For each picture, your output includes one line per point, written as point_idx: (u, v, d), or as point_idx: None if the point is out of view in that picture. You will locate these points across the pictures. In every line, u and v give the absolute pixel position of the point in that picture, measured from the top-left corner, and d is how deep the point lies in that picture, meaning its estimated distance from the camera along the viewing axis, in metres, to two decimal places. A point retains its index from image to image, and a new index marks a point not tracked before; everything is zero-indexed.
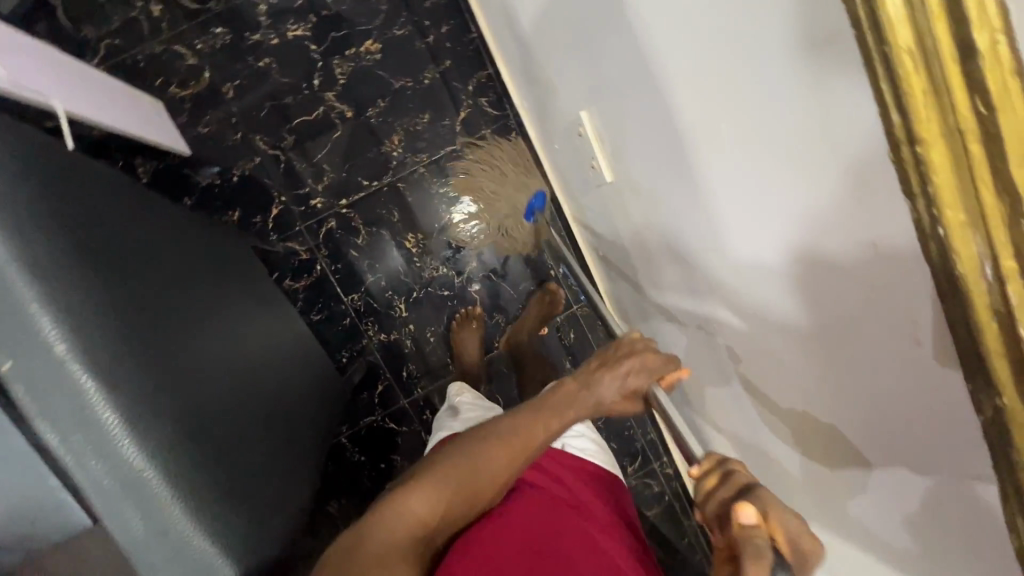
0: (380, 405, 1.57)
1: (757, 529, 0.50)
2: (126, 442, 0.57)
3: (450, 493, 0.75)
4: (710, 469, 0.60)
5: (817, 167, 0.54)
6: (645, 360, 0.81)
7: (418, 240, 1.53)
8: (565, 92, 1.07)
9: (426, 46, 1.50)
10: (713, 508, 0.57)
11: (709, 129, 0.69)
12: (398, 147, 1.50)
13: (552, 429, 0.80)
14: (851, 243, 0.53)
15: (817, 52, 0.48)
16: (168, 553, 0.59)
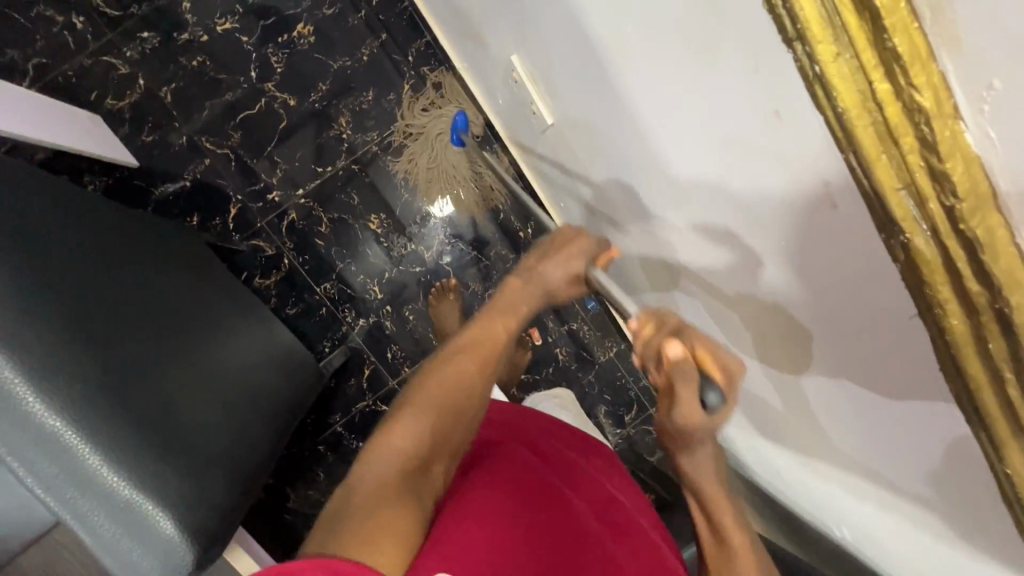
0: (370, 390, 1.57)
1: (684, 359, 0.60)
2: (48, 417, 0.59)
3: (435, 415, 0.71)
4: (647, 322, 0.66)
5: (712, 46, 0.52)
6: (581, 245, 0.83)
7: (382, 221, 1.52)
8: (494, 40, 1.05)
9: (360, 22, 1.48)
10: (651, 352, 0.64)
11: (616, 36, 0.66)
12: (348, 129, 1.49)
13: (512, 326, 0.81)
14: (756, 119, 0.51)
15: None
16: (110, 518, 0.60)
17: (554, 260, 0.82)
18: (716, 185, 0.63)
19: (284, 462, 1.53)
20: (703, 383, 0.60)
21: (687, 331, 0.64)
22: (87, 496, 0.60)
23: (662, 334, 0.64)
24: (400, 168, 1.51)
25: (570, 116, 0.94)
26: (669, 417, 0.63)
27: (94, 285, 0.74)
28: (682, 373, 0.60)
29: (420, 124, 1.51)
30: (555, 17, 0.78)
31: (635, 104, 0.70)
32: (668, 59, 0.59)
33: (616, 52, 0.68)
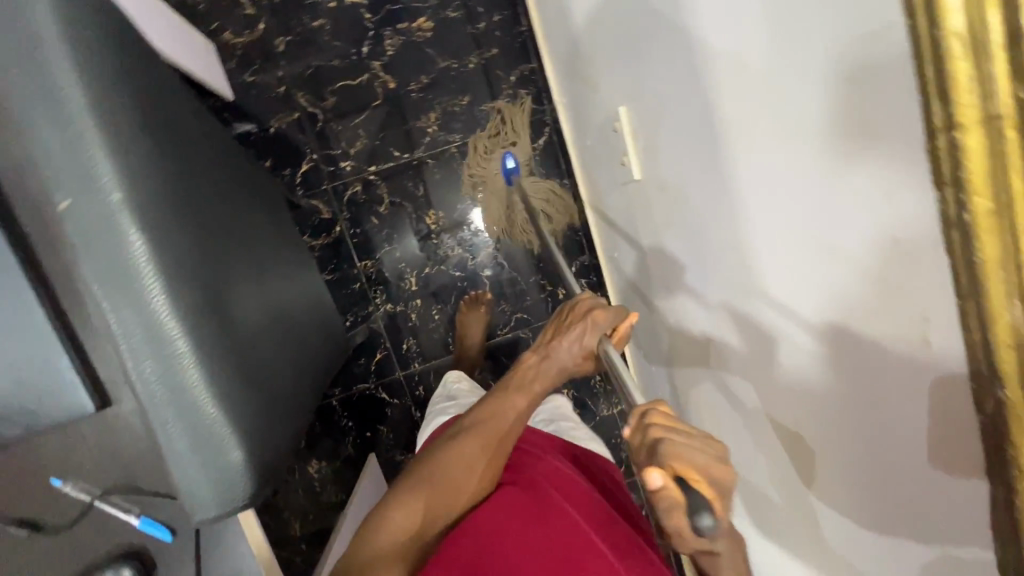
0: (375, 373, 1.58)
1: (667, 490, 0.49)
2: (175, 333, 0.63)
3: (439, 497, 0.76)
4: (629, 430, 0.57)
5: (845, 160, 0.54)
6: (596, 318, 0.81)
7: (437, 219, 1.55)
8: (606, 89, 1.09)
9: (475, 33, 1.52)
10: (634, 466, 0.55)
11: (742, 125, 0.69)
12: (434, 125, 1.53)
13: (518, 407, 0.82)
14: (870, 237, 0.53)
15: (861, 38, 0.48)
16: (194, 436, 0.65)
17: (566, 339, 0.81)
18: (800, 286, 0.65)
19: None
20: (694, 506, 0.48)
21: (663, 446, 0.52)
22: (175, 407, 0.64)
23: (644, 451, 0.55)
24: (470, 176, 1.55)
25: (662, 177, 0.97)
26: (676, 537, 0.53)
27: (204, 197, 0.77)
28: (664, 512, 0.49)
29: (501, 140, 1.55)
30: (683, 88, 0.81)
31: (740, 188, 0.73)
32: (790, 160, 0.62)
33: (736, 138, 0.71)
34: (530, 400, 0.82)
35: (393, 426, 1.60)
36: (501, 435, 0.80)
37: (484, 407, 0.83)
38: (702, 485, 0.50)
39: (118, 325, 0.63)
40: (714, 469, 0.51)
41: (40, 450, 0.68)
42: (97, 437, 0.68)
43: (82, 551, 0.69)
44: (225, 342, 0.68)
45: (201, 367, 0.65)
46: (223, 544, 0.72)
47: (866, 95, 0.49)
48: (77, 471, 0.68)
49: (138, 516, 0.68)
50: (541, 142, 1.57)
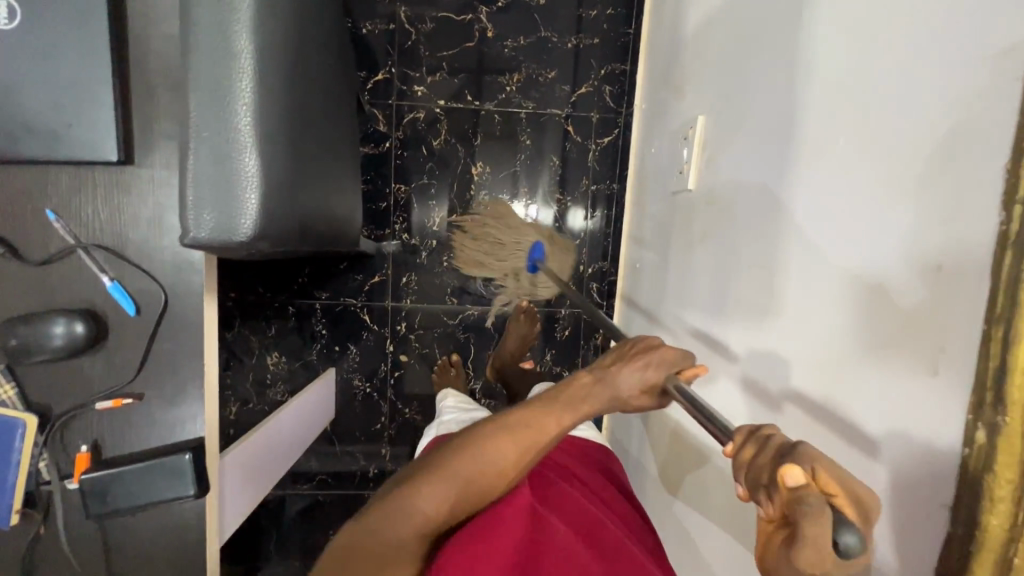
0: (367, 294, 1.57)
1: (808, 492, 0.40)
2: (244, 78, 0.60)
3: (467, 497, 0.67)
4: (743, 441, 0.48)
5: (915, 181, 0.54)
6: (664, 354, 0.71)
7: (481, 173, 1.56)
8: (693, 97, 1.10)
9: (585, 17, 1.53)
10: (747, 485, 0.46)
11: (823, 141, 0.70)
12: (514, 86, 1.54)
13: (563, 425, 0.71)
14: (907, 262, 0.54)
15: (982, 62, 0.49)
16: (213, 184, 0.60)
17: (632, 366, 0.70)
18: (832, 306, 0.65)
19: (252, 297, 1.53)
20: (839, 522, 0.39)
21: (799, 448, 0.43)
22: (206, 158, 0.60)
23: (767, 459, 0.45)
24: (529, 146, 1.56)
25: (715, 190, 0.99)
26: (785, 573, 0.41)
27: (317, 20, 0.76)
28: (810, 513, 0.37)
29: (570, 124, 1.56)
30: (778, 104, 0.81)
31: (808, 198, 0.72)
32: (871, 169, 0.61)
33: (812, 154, 0.72)
34: (577, 421, 0.70)
35: (363, 350, 1.58)
36: (543, 443, 0.70)
37: (526, 414, 0.71)
38: (838, 501, 0.40)
39: (189, 60, 0.60)
40: (858, 490, 0.41)
41: (42, 180, 0.64)
42: (106, 188, 0.65)
43: (43, 293, 0.65)
44: (287, 136, 0.66)
45: (257, 135, 0.61)
46: (181, 344, 0.67)
47: (981, 104, 0.48)
48: (77, 213, 0.64)
49: (111, 279, 0.64)
50: (607, 140, 1.58)
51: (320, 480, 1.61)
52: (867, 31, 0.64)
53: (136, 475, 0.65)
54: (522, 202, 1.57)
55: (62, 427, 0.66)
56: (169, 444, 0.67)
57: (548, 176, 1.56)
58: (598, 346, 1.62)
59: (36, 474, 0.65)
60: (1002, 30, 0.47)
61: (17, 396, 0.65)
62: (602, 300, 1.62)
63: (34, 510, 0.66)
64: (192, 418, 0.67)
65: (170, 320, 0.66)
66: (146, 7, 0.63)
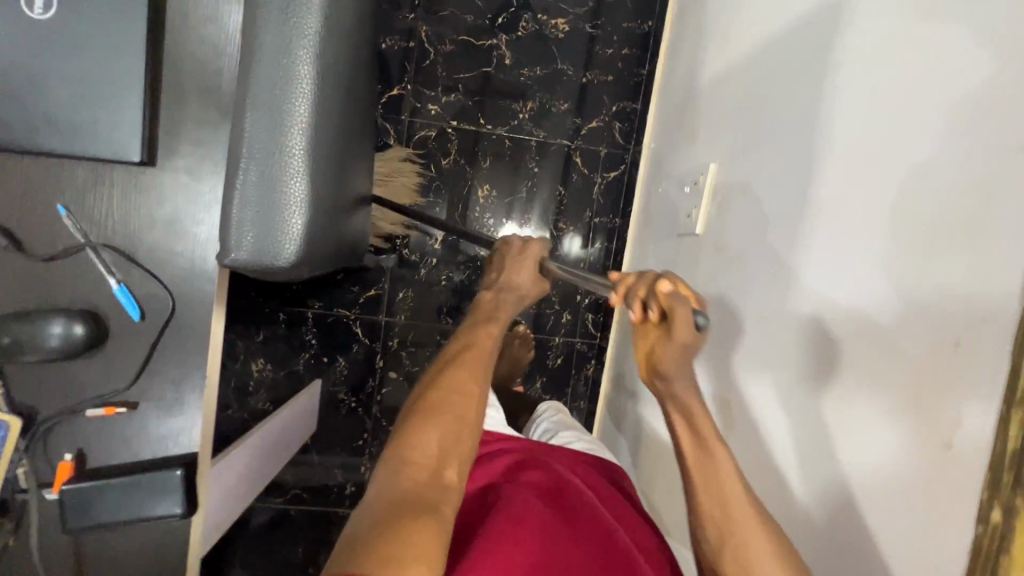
0: (361, 306, 1.55)
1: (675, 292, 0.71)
2: (299, 102, 0.61)
3: (450, 424, 0.75)
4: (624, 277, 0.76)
5: (936, 259, 0.59)
6: (533, 247, 0.93)
7: (487, 195, 1.56)
8: (705, 144, 1.13)
9: (601, 54, 1.56)
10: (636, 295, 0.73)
11: (836, 207, 0.75)
12: (526, 114, 1.56)
13: (490, 335, 0.85)
14: (926, 337, 0.58)
15: (1001, 155, 0.53)
16: (261, 201, 0.61)
17: (513, 263, 0.92)
18: (852, 355, 0.66)
19: (243, 300, 1.49)
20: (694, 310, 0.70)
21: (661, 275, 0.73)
22: (258, 172, 0.61)
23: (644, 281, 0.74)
24: (537, 173, 1.57)
25: (723, 237, 1.01)
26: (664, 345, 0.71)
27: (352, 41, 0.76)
28: (678, 296, 0.69)
29: (578, 155, 1.58)
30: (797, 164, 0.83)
31: (830, 251, 0.74)
32: (892, 219, 0.65)
33: (825, 218, 0.76)
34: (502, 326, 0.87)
35: (352, 363, 1.55)
36: (482, 364, 0.82)
37: (460, 342, 0.85)
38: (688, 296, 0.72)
39: (245, 68, 0.61)
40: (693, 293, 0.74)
41: (57, 174, 0.62)
42: (124, 186, 0.63)
43: (43, 290, 0.62)
44: (326, 147, 0.65)
45: (307, 146, 0.62)
46: (185, 355, 0.64)
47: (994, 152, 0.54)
48: (89, 209, 0.62)
49: (118, 282, 0.62)
50: (613, 174, 1.60)
51: (293, 495, 1.56)
52: (886, 112, 0.69)
53: (124, 489, 0.62)
54: (518, 221, 1.58)
55: (47, 433, 0.62)
56: (159, 459, 0.64)
57: (552, 203, 1.58)
58: (589, 376, 1.62)
59: (12, 481, 0.62)
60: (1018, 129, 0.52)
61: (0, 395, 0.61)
62: (596, 331, 1.62)
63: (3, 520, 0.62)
64: (186, 432, 0.65)
65: (175, 329, 0.64)
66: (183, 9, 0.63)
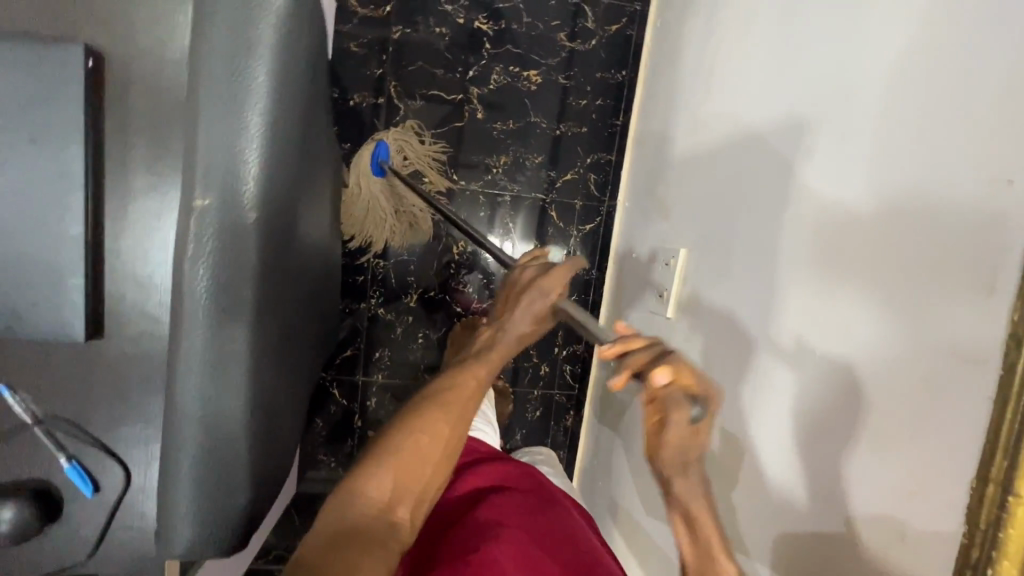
0: (338, 367, 1.54)
1: (671, 388, 0.64)
2: (247, 300, 0.58)
3: (409, 458, 0.78)
4: (632, 346, 0.67)
5: (886, 448, 0.66)
6: (542, 280, 0.91)
7: (463, 251, 1.55)
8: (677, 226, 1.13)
9: (575, 106, 1.54)
10: (635, 370, 0.65)
11: (802, 355, 0.81)
12: (501, 168, 1.53)
13: (479, 372, 0.88)
14: (880, 519, 0.66)
15: (951, 364, 0.60)
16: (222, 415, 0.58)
17: (520, 307, 0.90)
18: (832, 450, 0.74)
19: None
20: (698, 400, 0.64)
21: (666, 355, 0.65)
22: (212, 389, 0.57)
23: (642, 359, 0.66)
24: (513, 228, 1.56)
25: None
26: (658, 435, 0.66)
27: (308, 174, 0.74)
28: (674, 402, 0.63)
29: (553, 209, 1.56)
30: None
31: (805, 349, 0.80)
32: (855, 337, 0.72)
33: (793, 365, 0.82)
34: (491, 368, 0.89)
35: (330, 424, 1.55)
36: (465, 401, 0.85)
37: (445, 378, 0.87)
38: (692, 387, 0.64)
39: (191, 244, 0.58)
40: (706, 388, 0.65)
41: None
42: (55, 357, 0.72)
43: None
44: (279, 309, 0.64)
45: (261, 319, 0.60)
46: (141, 518, 0.74)
47: (944, 314, 0.61)
48: (31, 389, 0.71)
49: None
50: (589, 227, 1.59)
51: (275, 555, 1.56)
52: (859, 283, 0.73)
53: None
54: (500, 234, 1.55)
55: None
56: None
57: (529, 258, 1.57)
58: (568, 427, 1.64)
59: None
60: (967, 345, 0.58)
61: None
62: (574, 383, 1.63)
63: None
64: None
65: None
66: (119, 187, 0.72)
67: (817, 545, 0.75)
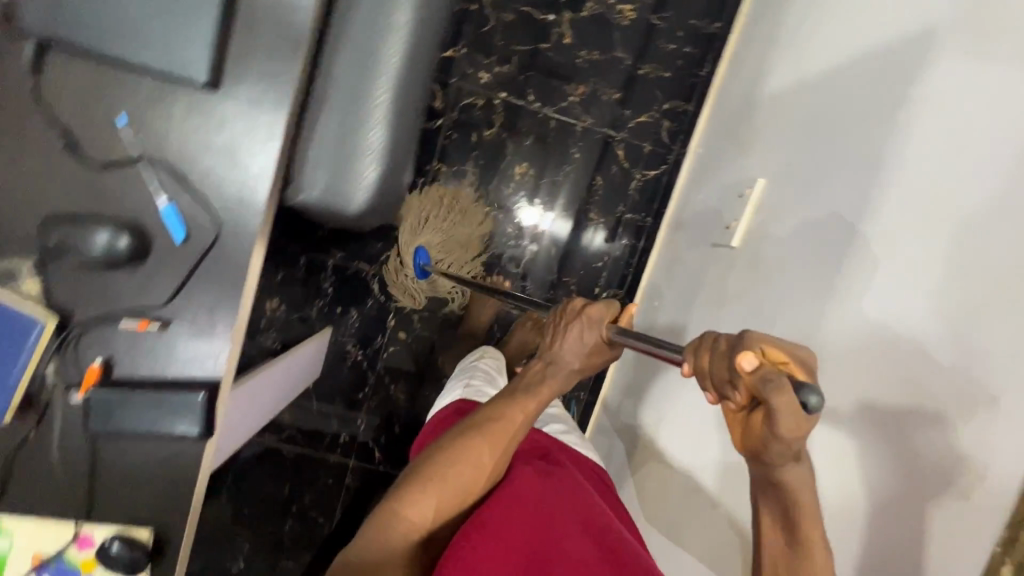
0: (382, 264, 1.55)
1: (765, 370, 0.55)
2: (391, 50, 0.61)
3: (450, 488, 0.78)
4: (693, 353, 0.62)
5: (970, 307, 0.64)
6: (590, 314, 0.84)
7: (524, 174, 1.55)
8: (756, 161, 1.12)
9: (663, 49, 1.53)
10: (718, 375, 0.59)
11: (870, 251, 0.78)
12: (577, 98, 1.53)
13: (529, 409, 0.84)
14: (953, 378, 0.63)
15: None
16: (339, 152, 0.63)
17: (568, 340, 0.84)
18: (891, 331, 0.72)
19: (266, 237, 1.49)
20: (804, 386, 0.53)
21: (743, 334, 0.58)
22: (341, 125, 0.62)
23: (720, 362, 0.59)
24: (577, 159, 1.55)
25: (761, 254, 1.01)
26: (774, 428, 0.56)
27: None
28: (774, 383, 0.52)
29: (620, 147, 1.55)
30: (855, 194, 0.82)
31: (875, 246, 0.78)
32: (935, 221, 0.71)
33: (859, 272, 0.80)
34: (540, 402, 0.85)
35: (364, 318, 1.56)
36: (508, 436, 0.82)
37: (491, 409, 0.85)
38: (786, 367, 0.55)
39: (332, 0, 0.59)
40: (798, 354, 0.56)
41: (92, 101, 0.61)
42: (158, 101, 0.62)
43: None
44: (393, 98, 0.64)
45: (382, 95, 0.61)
46: (222, 275, 0.65)
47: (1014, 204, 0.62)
48: (147, 132, 0.62)
49: None
50: (652, 173, 1.57)
51: (287, 435, 1.59)
52: (948, 160, 0.71)
53: (156, 397, 0.64)
54: (541, 206, 1.56)
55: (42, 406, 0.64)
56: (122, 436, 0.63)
57: (588, 193, 1.56)
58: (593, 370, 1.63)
59: (42, 378, 0.63)
60: None
61: (40, 294, 0.62)
62: None
63: (28, 414, 0.64)
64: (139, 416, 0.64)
65: (215, 256, 0.65)
66: None
67: (855, 454, 0.73)
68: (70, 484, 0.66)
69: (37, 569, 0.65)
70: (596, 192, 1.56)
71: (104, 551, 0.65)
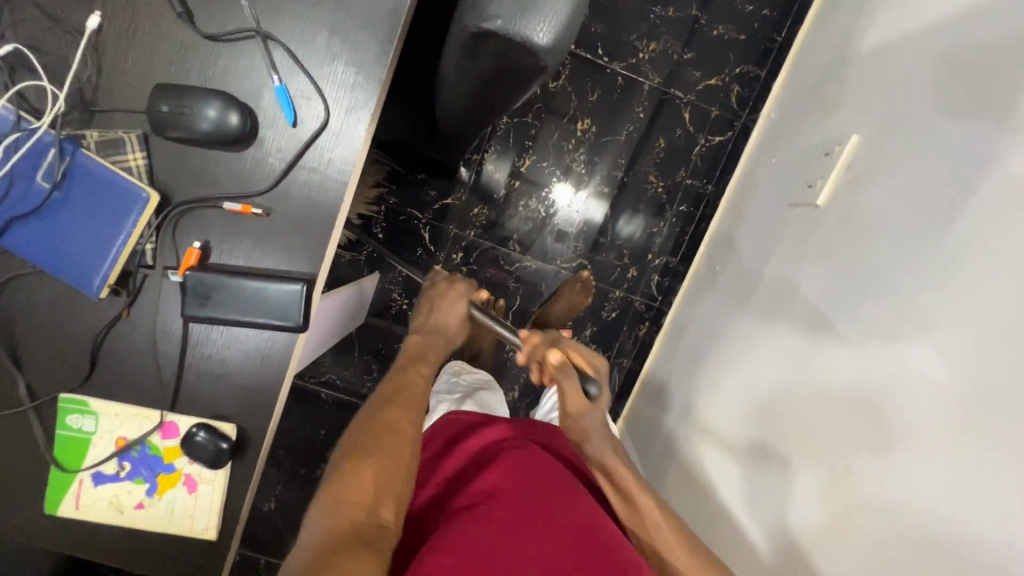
0: (435, 213, 1.53)
1: (564, 367, 0.73)
2: None
3: (386, 459, 0.64)
4: (532, 339, 0.76)
5: None
6: (457, 291, 0.90)
7: (586, 129, 1.50)
8: (845, 117, 1.07)
9: (740, 10, 1.47)
10: (539, 357, 0.75)
11: (994, 190, 0.72)
12: (646, 55, 1.48)
13: (427, 377, 0.79)
14: None
15: None
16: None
17: (440, 310, 0.87)
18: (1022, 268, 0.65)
19: None
20: (587, 380, 0.74)
21: (564, 338, 0.76)
22: None
23: (541, 346, 0.75)
24: (640, 118, 1.51)
25: (852, 209, 0.96)
26: (561, 410, 0.75)
27: None
28: (567, 375, 0.72)
29: (687, 109, 1.51)
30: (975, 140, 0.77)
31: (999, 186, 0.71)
32: None
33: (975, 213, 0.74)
34: (434, 369, 0.81)
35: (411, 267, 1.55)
36: (422, 402, 0.74)
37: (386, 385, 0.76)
38: (582, 365, 0.74)
39: None
40: (589, 356, 0.75)
41: None
42: None
43: None
44: None
45: None
46: (329, 166, 0.62)
47: None
48: (266, 5, 0.59)
49: (56, 134, 0.57)
50: (717, 139, 1.53)
51: (326, 379, 1.58)
52: None
53: (253, 285, 0.62)
54: (573, 186, 1.53)
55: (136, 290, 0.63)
56: (205, 316, 0.62)
57: (649, 155, 1.52)
58: (639, 338, 1.59)
59: (140, 255, 0.61)
60: None
61: (145, 168, 0.60)
62: (657, 295, 1.58)
63: (122, 291, 0.63)
64: (227, 303, 0.62)
65: (321, 142, 0.62)
66: None
67: (951, 395, 0.67)
68: (160, 369, 0.64)
69: (121, 453, 0.64)
70: (657, 154, 1.52)
71: (189, 439, 0.63)
